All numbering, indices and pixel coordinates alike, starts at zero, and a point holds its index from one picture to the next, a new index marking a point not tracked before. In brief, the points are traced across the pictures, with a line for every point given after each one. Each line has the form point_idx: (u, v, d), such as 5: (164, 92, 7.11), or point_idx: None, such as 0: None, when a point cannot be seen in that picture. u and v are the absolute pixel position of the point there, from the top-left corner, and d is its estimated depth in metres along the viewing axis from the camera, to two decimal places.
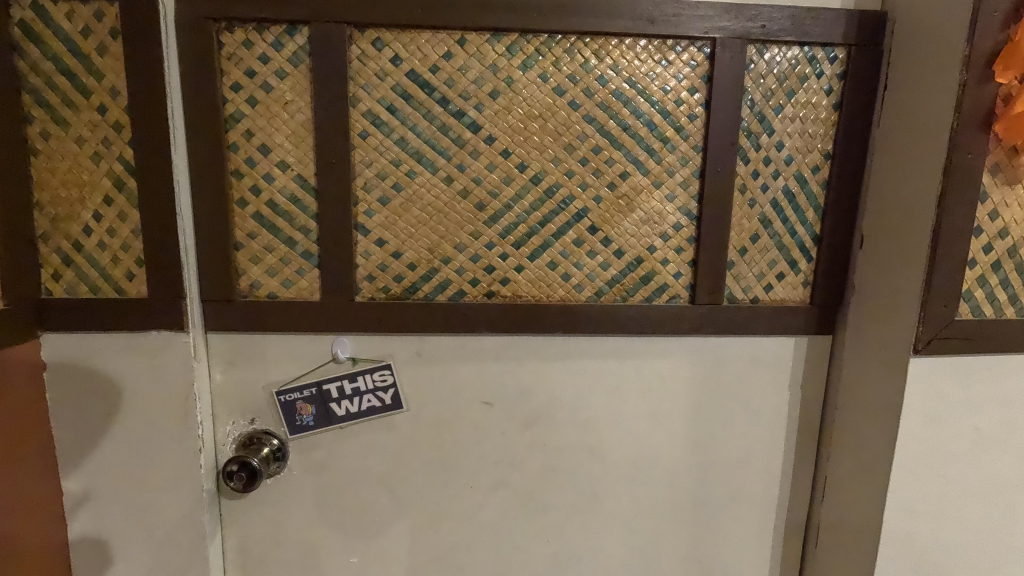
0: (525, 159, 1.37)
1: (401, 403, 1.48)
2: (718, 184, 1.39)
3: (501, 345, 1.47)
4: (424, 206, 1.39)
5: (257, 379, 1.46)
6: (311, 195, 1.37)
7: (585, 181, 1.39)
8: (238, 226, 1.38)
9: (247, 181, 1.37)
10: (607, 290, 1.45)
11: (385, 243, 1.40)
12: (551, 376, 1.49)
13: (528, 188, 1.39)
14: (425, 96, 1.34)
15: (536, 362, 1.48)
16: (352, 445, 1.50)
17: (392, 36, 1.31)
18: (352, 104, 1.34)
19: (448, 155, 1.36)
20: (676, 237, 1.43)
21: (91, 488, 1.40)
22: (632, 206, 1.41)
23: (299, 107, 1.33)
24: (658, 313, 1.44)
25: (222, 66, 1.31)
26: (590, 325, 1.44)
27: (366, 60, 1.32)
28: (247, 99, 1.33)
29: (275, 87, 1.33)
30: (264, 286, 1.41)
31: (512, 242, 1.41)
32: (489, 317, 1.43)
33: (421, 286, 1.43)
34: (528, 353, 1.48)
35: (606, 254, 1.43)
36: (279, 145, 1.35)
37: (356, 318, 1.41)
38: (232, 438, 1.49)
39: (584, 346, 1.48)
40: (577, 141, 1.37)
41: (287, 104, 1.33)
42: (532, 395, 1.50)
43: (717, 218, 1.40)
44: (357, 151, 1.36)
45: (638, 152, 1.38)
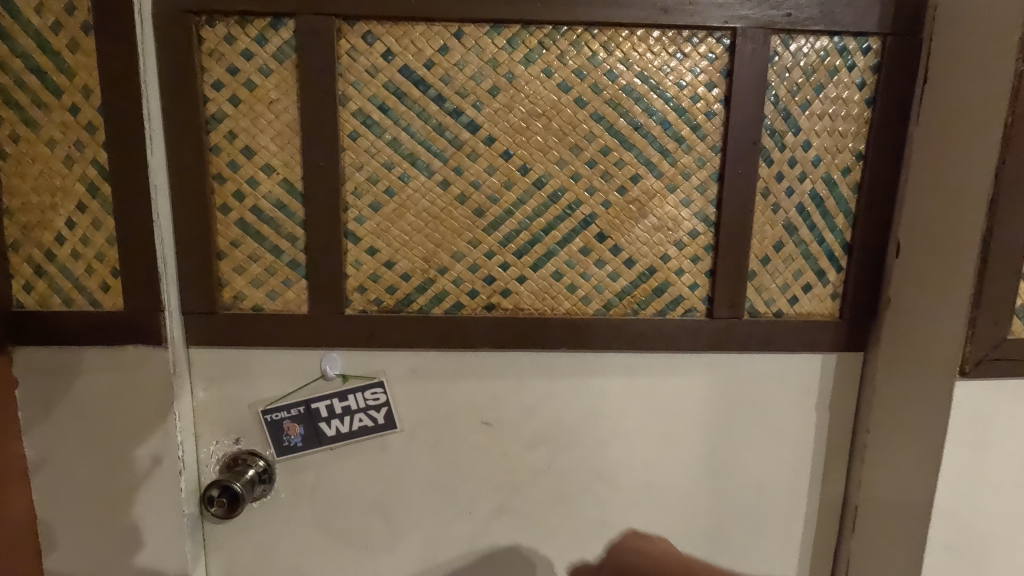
0: (528, 162, 1.27)
1: (395, 423, 1.38)
2: (739, 187, 1.27)
3: (502, 362, 1.37)
4: (419, 212, 1.29)
5: (241, 396, 1.37)
6: (298, 200, 1.28)
7: (593, 184, 1.28)
8: (220, 234, 1.29)
9: (231, 186, 1.28)
10: (617, 303, 1.34)
11: (377, 252, 1.30)
12: (556, 395, 1.38)
13: (530, 192, 1.28)
14: (419, 94, 1.24)
15: (541, 378, 1.38)
16: (344, 468, 1.41)
17: (384, 29, 1.22)
18: (341, 102, 1.24)
19: (444, 157, 1.26)
20: (692, 245, 1.32)
21: (84, 497, 1.31)
22: (646, 212, 1.29)
23: (285, 106, 1.24)
24: (671, 328, 1.33)
25: (203, 63, 1.23)
26: (599, 340, 1.33)
27: (356, 55, 1.23)
28: (229, 98, 1.24)
29: (259, 85, 1.24)
30: (248, 298, 1.32)
31: (514, 251, 1.31)
32: (489, 331, 1.33)
33: (416, 298, 1.33)
34: (531, 370, 1.37)
35: (614, 262, 1.32)
36: (264, 147, 1.26)
37: (347, 332, 1.32)
38: (216, 459, 1.40)
39: (592, 363, 1.37)
40: (585, 142, 1.26)
41: (272, 103, 1.24)
42: (535, 414, 1.39)
43: (737, 223, 1.29)
44: (346, 153, 1.26)
45: (650, 153, 1.27)
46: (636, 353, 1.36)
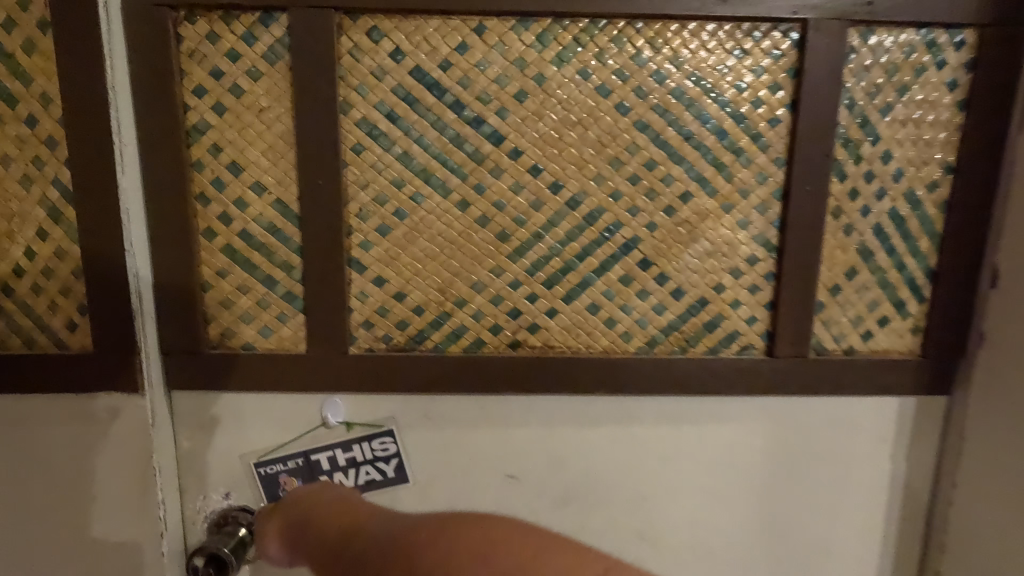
0: (561, 179, 1.09)
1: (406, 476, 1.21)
2: (806, 207, 1.09)
3: (529, 408, 1.18)
4: (433, 236, 1.11)
5: (230, 446, 1.20)
6: (294, 224, 1.11)
7: (635, 203, 1.10)
8: (205, 262, 1.12)
9: (216, 208, 1.10)
10: (661, 339, 1.16)
11: (385, 282, 1.13)
12: (591, 444, 1.21)
13: (562, 214, 1.10)
14: (433, 100, 1.06)
15: (574, 425, 1.20)
16: None
17: (392, 25, 1.04)
18: (342, 110, 1.07)
19: (462, 175, 1.09)
20: (749, 273, 1.13)
21: (63, 535, 1.14)
22: (696, 235, 1.11)
23: (277, 115, 1.07)
24: (724, 369, 1.15)
25: (181, 65, 1.05)
26: (641, 382, 1.16)
27: (359, 55, 1.05)
28: (213, 106, 1.07)
29: (247, 91, 1.06)
30: (237, 335, 1.15)
31: (543, 281, 1.13)
32: (515, 373, 1.15)
33: (429, 334, 1.15)
34: (562, 416, 1.19)
35: (659, 294, 1.14)
36: (254, 163, 1.09)
37: (351, 375, 1.14)
38: (204, 516, 1.22)
39: (632, 408, 1.19)
40: (627, 155, 1.08)
41: (263, 112, 1.07)
42: (566, 466, 1.21)
43: (804, 248, 1.10)
44: (349, 170, 1.09)
45: (703, 167, 1.09)
46: (684, 397, 1.18)
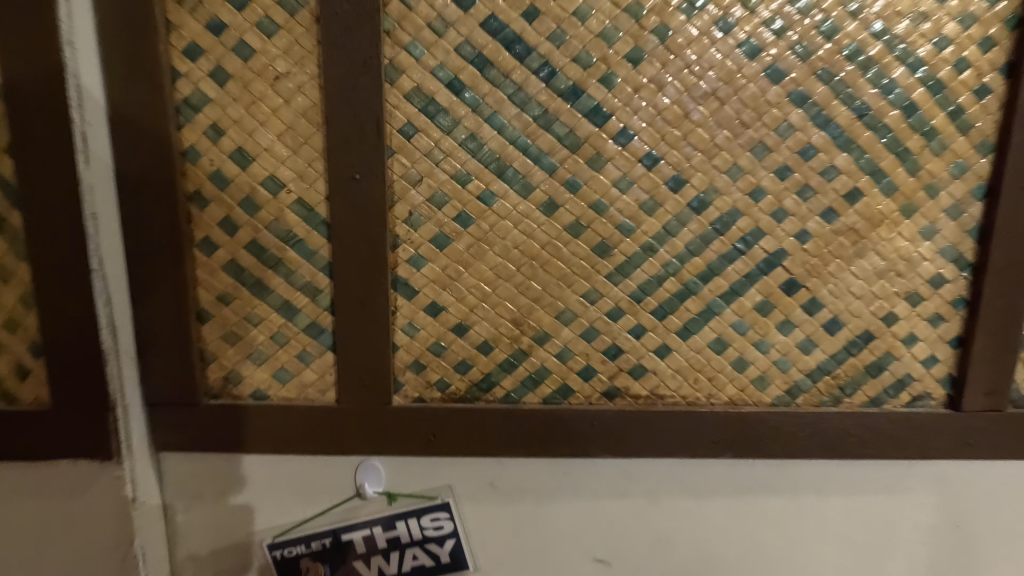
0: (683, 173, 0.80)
1: (465, 562, 0.93)
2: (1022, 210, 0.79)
3: (626, 472, 0.91)
4: (507, 249, 0.83)
5: (237, 522, 0.92)
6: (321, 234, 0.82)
7: (784, 205, 0.81)
8: (202, 283, 0.84)
9: (216, 211, 0.82)
10: (807, 386, 0.87)
11: (442, 311, 0.85)
12: (705, 519, 0.93)
13: (684, 219, 0.81)
14: (512, 63, 0.77)
15: (683, 495, 0.92)
16: None
17: None
18: (388, 78, 0.78)
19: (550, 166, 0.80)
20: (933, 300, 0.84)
21: None
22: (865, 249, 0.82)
23: (299, 84, 0.78)
24: (890, 425, 0.87)
25: (168, 15, 0.77)
26: (779, 443, 0.88)
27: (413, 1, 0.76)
28: (210, 72, 0.78)
29: (257, 51, 0.78)
30: (244, 380, 0.87)
31: (654, 308, 0.84)
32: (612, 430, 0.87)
33: (499, 379, 0.87)
34: (669, 484, 0.92)
35: (808, 327, 0.85)
36: (267, 150, 0.80)
37: (396, 432, 0.87)
38: None
39: (761, 473, 0.91)
40: (780, 138, 0.79)
41: (279, 80, 0.78)
42: (673, 548, 0.93)
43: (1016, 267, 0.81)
44: (396, 160, 0.80)
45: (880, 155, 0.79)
46: (831, 460, 0.90)
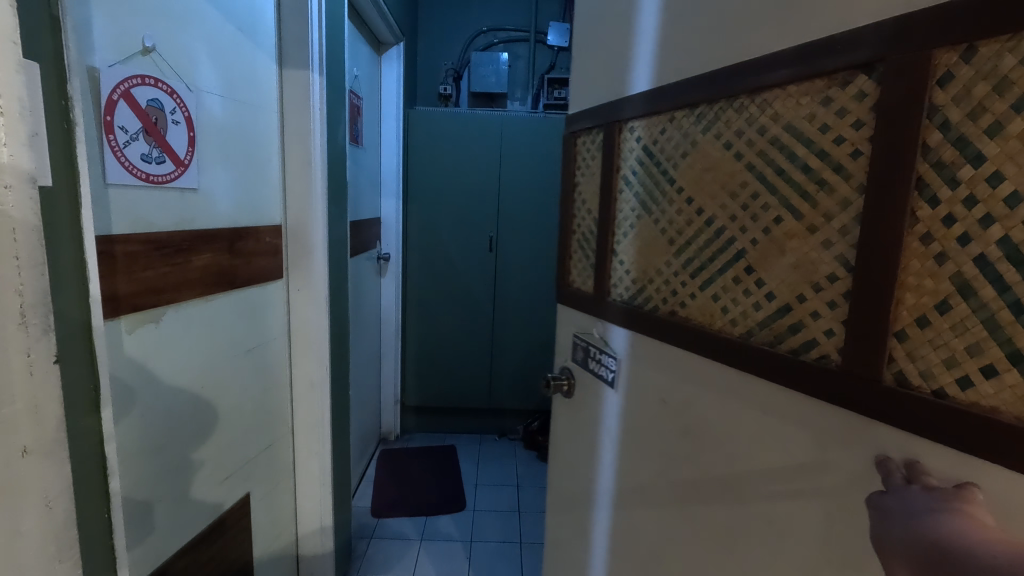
0: (731, 142, 0.55)
1: (627, 486, 0.73)
2: (919, 224, 0.39)
3: (728, 406, 0.56)
4: (652, 246, 0.68)
5: (294, 432, 1.08)
6: (585, 196, 0.83)
7: (927, 106, 0.38)
8: (567, 242, 0.88)
9: (578, 231, 0.85)
10: (897, 411, 0.40)
11: (625, 268, 0.73)
12: (793, 503, 0.49)
13: (849, 121, 0.44)
14: (639, 111, 0.67)
15: (810, 445, 0.47)
16: (571, 481, 0.88)
17: (631, 106, 0.69)
18: (609, 156, 0.74)
19: (688, 145, 0.61)
20: (905, 360, 0.40)
21: None
22: (842, 291, 0.45)
23: (596, 176, 0.79)
24: (991, 438, 0.35)
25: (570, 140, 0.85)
26: (875, 411, 0.41)
27: (590, 121, 0.78)
28: (581, 158, 0.83)
29: (589, 152, 0.81)
30: (579, 285, 0.85)
31: (733, 253, 0.56)
32: (633, 347, 0.70)
33: (637, 301, 0.71)
34: (648, 432, 0.68)
35: (823, 338, 0.46)
36: (591, 185, 0.81)
37: (578, 303, 0.83)
38: (314, 450, 1.08)
39: (737, 453, 0.54)
40: (806, 106, 0.47)
41: (592, 174, 0.80)
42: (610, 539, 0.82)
43: (952, 316, 0.38)
44: (624, 131, 0.71)
45: (913, 77, 0.38)
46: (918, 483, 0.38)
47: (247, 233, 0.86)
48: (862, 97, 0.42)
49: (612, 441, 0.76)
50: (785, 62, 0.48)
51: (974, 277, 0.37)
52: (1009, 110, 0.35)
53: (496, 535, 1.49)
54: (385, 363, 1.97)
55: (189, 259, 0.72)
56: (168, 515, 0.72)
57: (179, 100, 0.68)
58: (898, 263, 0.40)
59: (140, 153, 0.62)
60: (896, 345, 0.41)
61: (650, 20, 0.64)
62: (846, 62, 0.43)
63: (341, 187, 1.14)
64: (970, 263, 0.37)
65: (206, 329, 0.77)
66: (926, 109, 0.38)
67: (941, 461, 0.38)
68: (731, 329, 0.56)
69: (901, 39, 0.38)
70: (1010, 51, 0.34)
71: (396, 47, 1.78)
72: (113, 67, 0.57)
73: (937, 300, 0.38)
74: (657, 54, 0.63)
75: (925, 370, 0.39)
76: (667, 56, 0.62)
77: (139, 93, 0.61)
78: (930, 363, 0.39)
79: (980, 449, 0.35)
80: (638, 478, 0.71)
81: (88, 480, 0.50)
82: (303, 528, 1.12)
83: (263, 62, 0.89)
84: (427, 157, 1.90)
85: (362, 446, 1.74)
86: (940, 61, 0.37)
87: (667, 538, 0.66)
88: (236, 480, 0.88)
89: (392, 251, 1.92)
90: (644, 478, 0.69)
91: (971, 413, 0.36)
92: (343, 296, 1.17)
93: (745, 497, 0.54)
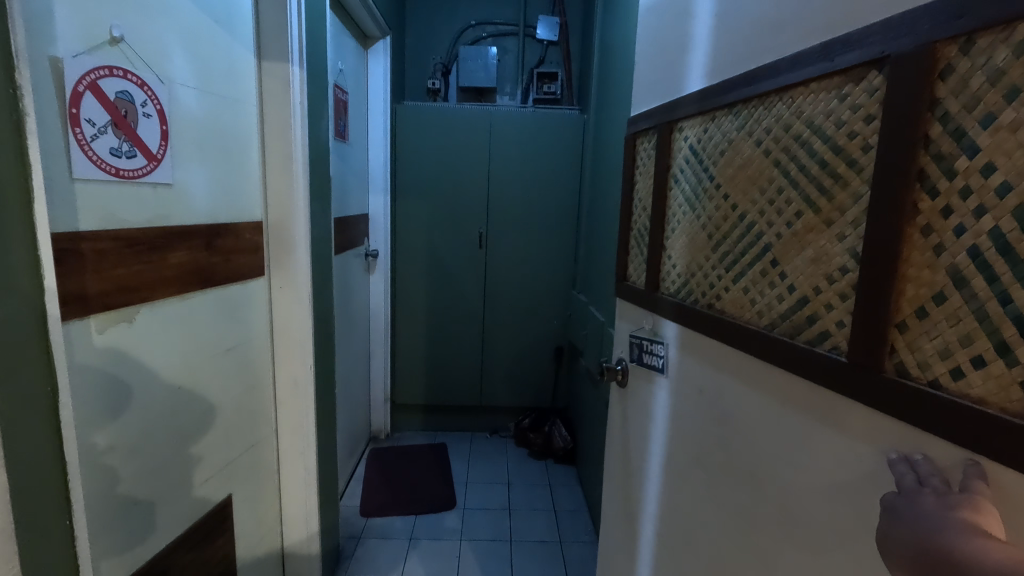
0: (761, 139, 0.56)
1: (668, 473, 0.75)
2: (920, 217, 0.38)
3: (751, 397, 0.56)
4: (693, 240, 0.70)
5: (278, 431, 1.06)
6: (644, 195, 0.87)
7: (928, 98, 0.37)
8: (627, 238, 0.94)
9: (637, 227, 0.90)
10: (891, 400, 0.39)
11: (672, 261, 0.76)
12: (800, 491, 0.49)
13: (864, 115, 0.43)
14: (685, 113, 0.71)
15: (815, 432, 0.47)
16: (624, 466, 0.92)
17: (680, 107, 0.72)
18: (660, 156, 0.78)
19: (725, 143, 0.63)
20: (904, 352, 0.40)
21: None
22: (853, 283, 0.45)
23: (651, 176, 0.84)
24: (973, 428, 0.34)
25: (634, 142, 0.91)
26: (873, 401, 0.41)
27: (649, 125, 0.83)
28: (642, 161, 0.89)
29: (648, 153, 0.86)
30: (635, 279, 0.89)
31: (761, 247, 0.57)
32: (676, 339, 0.73)
33: (680, 294, 0.74)
34: (688, 423, 0.70)
35: (835, 329, 0.46)
36: (648, 184, 0.85)
37: (632, 296, 0.88)
38: (304, 447, 1.07)
39: (757, 441, 0.55)
40: (824, 102, 0.47)
41: (648, 175, 0.85)
42: (642, 528, 0.84)
43: (946, 307, 0.37)
44: (676, 131, 0.75)
45: (913, 71, 0.37)
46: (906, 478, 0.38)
47: (225, 230, 0.84)
48: (873, 91, 0.42)
49: (657, 429, 0.79)
50: (805, 59, 0.48)
51: (966, 268, 0.36)
52: (1002, 100, 0.34)
53: (486, 533, 1.48)
54: (374, 361, 1.94)
55: (164, 256, 0.70)
56: (144, 518, 0.70)
57: (150, 93, 0.66)
58: (897, 254, 0.39)
59: (108, 146, 0.60)
60: (896, 336, 0.40)
61: (700, 21, 0.66)
62: (857, 58, 0.42)
63: (324, 183, 1.12)
64: (964, 254, 0.36)
65: (183, 328, 0.75)
66: (927, 101, 0.37)
67: (929, 453, 0.37)
68: (756, 321, 0.57)
69: (903, 32, 0.38)
70: (1004, 41, 0.33)
71: (383, 41, 1.75)
72: (79, 58, 0.55)
73: (933, 291, 0.38)
74: (709, 56, 0.65)
75: (922, 361, 0.38)
76: (717, 54, 0.63)
77: (107, 85, 0.59)
78: (925, 354, 0.38)
79: (965, 440, 0.34)
80: (676, 463, 0.73)
81: (48, 484, 0.49)
82: (287, 526, 1.10)
83: (240, 54, 0.87)
84: (416, 154, 1.88)
85: (351, 446, 1.72)
86: (940, 54, 0.36)
87: (695, 525, 0.68)
88: (219, 479, 0.87)
89: (380, 247, 1.89)
90: (683, 466, 0.71)
91: (956, 403, 0.35)
92: (327, 294, 1.16)
93: (761, 483, 0.55)
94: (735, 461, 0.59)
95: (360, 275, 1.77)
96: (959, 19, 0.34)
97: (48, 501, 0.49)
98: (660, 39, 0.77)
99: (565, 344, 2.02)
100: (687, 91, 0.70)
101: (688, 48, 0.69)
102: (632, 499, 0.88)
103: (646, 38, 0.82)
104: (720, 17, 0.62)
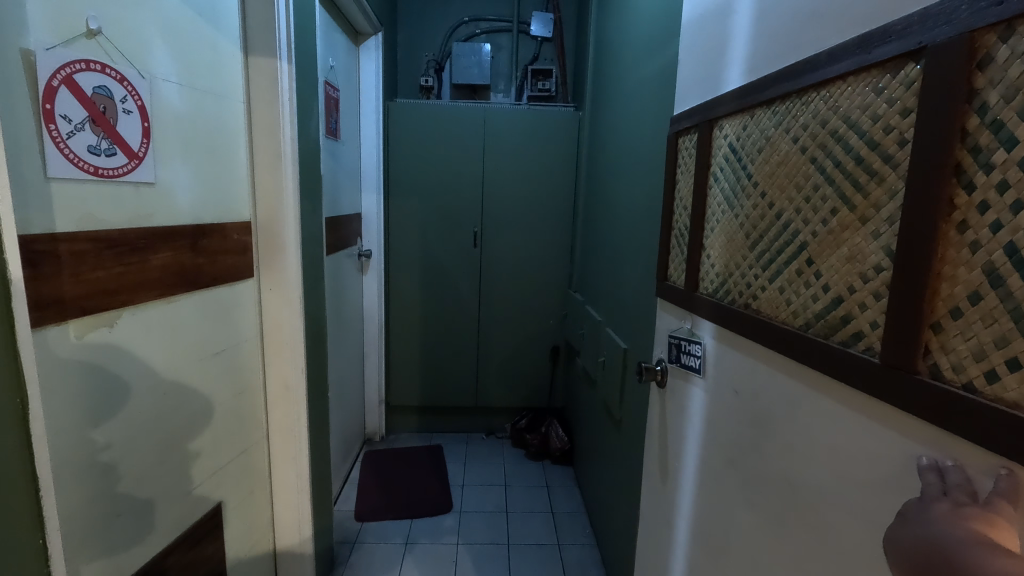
0: (798, 135, 0.55)
1: (702, 473, 0.74)
2: (955, 213, 0.37)
3: (783, 396, 0.55)
4: (732, 239, 0.70)
5: (270, 436, 1.04)
6: (685, 194, 0.87)
7: (969, 88, 0.36)
8: (667, 236, 0.93)
9: (677, 227, 0.90)
10: (923, 404, 0.38)
11: (711, 259, 0.75)
12: (827, 492, 0.48)
13: (900, 109, 0.42)
14: (722, 110, 0.70)
15: (845, 435, 0.46)
16: (662, 464, 0.91)
17: (719, 105, 0.72)
18: (699, 156, 0.78)
19: (763, 140, 0.62)
20: (939, 353, 0.38)
21: None
22: (887, 282, 0.43)
23: (691, 175, 0.83)
24: (1005, 433, 0.32)
25: (672, 142, 0.91)
26: (903, 403, 0.39)
27: (691, 125, 0.83)
28: (683, 161, 0.88)
29: (689, 151, 0.85)
30: (676, 278, 0.89)
31: (798, 246, 0.55)
32: (714, 339, 0.72)
33: (719, 294, 0.73)
34: (721, 423, 0.69)
35: (868, 330, 0.45)
36: (688, 183, 0.85)
37: (671, 297, 0.88)
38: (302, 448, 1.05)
39: (789, 441, 0.54)
40: (861, 97, 0.46)
41: (689, 174, 0.85)
42: (677, 527, 0.83)
43: (982, 307, 0.36)
44: (715, 128, 0.74)
45: (953, 62, 0.36)
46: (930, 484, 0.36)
47: (212, 230, 0.82)
48: (909, 84, 0.41)
49: (693, 428, 0.78)
50: (843, 53, 0.47)
51: (1002, 266, 0.34)
52: None
53: (482, 536, 1.46)
54: (368, 362, 1.92)
55: (146, 258, 0.68)
56: (130, 529, 0.68)
57: (131, 88, 0.63)
58: (932, 251, 0.38)
59: (86, 144, 0.58)
60: (930, 337, 0.39)
61: (740, 17, 0.66)
62: (895, 51, 0.41)
63: (315, 182, 1.10)
64: (1000, 252, 0.34)
65: (169, 331, 0.73)
66: (964, 92, 0.36)
67: (958, 459, 0.35)
68: (791, 322, 0.56)
69: (944, 22, 0.37)
70: None
71: (375, 38, 1.72)
72: (52, 51, 0.53)
73: (969, 289, 0.36)
74: (748, 57, 0.65)
75: (956, 363, 0.37)
76: (757, 53, 0.63)
77: (84, 80, 0.57)
78: (959, 356, 0.37)
79: (995, 444, 0.33)
80: (711, 464, 0.72)
81: (17, 498, 0.46)
82: (280, 530, 1.08)
83: (225, 48, 0.84)
84: (409, 153, 1.86)
85: (345, 449, 1.70)
86: (980, 44, 0.35)
87: (727, 525, 0.67)
88: (210, 485, 0.85)
89: (373, 247, 1.87)
90: (717, 466, 0.70)
91: (987, 406, 0.33)
92: (319, 295, 1.13)
93: (789, 482, 0.54)
94: (766, 461, 0.58)
95: (353, 275, 1.74)
96: (999, 5, 0.33)
97: (12, 516, 0.46)
98: (706, 36, 0.77)
99: (561, 343, 2.01)
100: (727, 89, 0.70)
101: (729, 47, 0.70)
102: (666, 497, 0.87)
103: (693, 34, 0.82)
104: (761, 12, 0.62)
